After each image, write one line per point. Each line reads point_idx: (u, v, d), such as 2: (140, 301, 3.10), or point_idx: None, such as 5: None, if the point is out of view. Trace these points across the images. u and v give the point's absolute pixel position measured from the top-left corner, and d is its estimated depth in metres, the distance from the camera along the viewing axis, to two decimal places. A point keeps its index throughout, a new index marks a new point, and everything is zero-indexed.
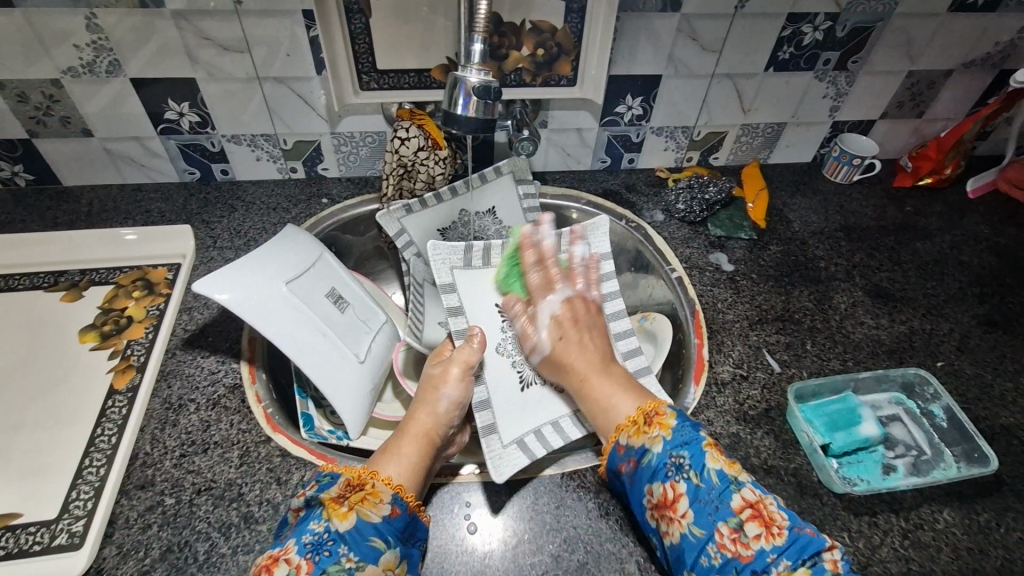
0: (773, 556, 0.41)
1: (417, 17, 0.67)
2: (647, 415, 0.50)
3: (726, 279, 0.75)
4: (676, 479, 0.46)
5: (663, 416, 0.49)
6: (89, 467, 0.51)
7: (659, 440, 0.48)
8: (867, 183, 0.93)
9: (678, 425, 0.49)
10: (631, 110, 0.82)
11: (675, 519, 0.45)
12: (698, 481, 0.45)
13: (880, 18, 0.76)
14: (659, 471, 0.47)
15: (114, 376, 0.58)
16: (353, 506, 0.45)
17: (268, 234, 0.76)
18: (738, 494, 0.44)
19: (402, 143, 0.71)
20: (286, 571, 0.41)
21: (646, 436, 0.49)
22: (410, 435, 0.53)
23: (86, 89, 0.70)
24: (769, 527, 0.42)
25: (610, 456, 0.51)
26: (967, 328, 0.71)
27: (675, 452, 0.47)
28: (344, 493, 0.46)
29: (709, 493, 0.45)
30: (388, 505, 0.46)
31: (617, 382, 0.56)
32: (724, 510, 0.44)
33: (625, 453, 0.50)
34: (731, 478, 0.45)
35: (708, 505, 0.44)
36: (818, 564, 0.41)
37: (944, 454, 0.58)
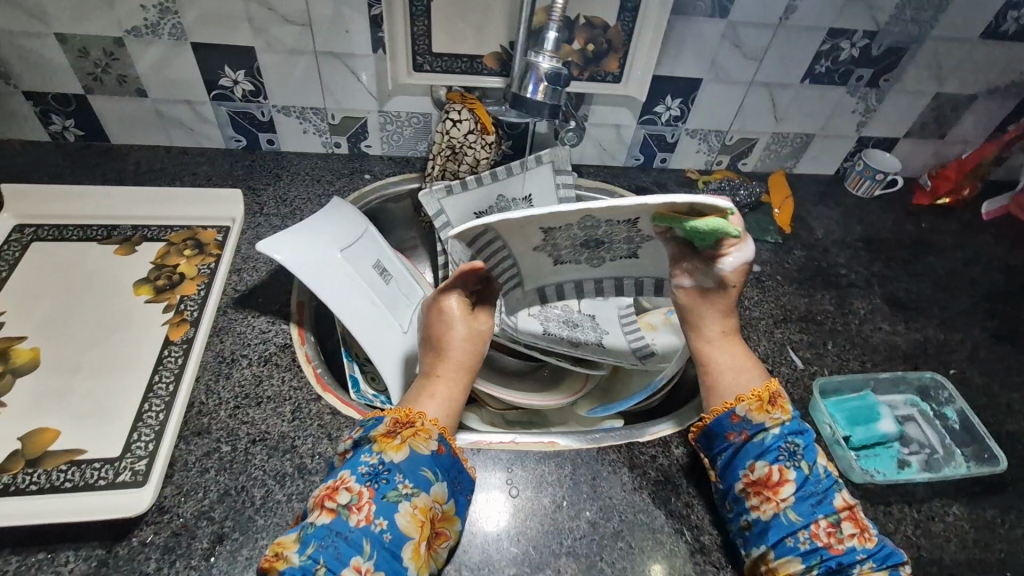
0: (861, 555, 0.47)
1: (477, 4, 0.69)
2: (771, 396, 0.54)
3: (753, 279, 0.78)
4: (788, 465, 0.50)
5: (784, 402, 0.54)
6: (149, 411, 0.53)
7: (780, 424, 0.52)
8: (886, 198, 0.96)
9: (794, 417, 0.54)
10: (670, 111, 0.85)
11: (774, 499, 0.49)
12: (809, 471, 0.50)
13: (915, 40, 0.80)
14: (771, 451, 0.51)
15: (169, 329, 0.60)
16: (405, 439, 0.49)
17: (313, 205, 0.78)
18: (839, 494, 0.50)
19: (453, 125, 0.73)
20: (347, 498, 0.45)
21: (768, 415, 0.53)
22: (445, 376, 0.56)
23: (146, 50, 0.71)
24: (862, 530, 0.48)
25: (719, 420, 0.54)
26: (977, 340, 0.75)
27: (792, 440, 0.52)
28: (394, 429, 0.49)
29: (817, 485, 0.50)
30: (435, 442, 0.50)
31: (742, 355, 0.58)
32: (826, 505, 0.49)
33: (738, 424, 0.53)
34: (832, 479, 0.51)
35: (813, 496, 0.49)
36: (895, 573, 0.47)
37: (955, 454, 0.62)
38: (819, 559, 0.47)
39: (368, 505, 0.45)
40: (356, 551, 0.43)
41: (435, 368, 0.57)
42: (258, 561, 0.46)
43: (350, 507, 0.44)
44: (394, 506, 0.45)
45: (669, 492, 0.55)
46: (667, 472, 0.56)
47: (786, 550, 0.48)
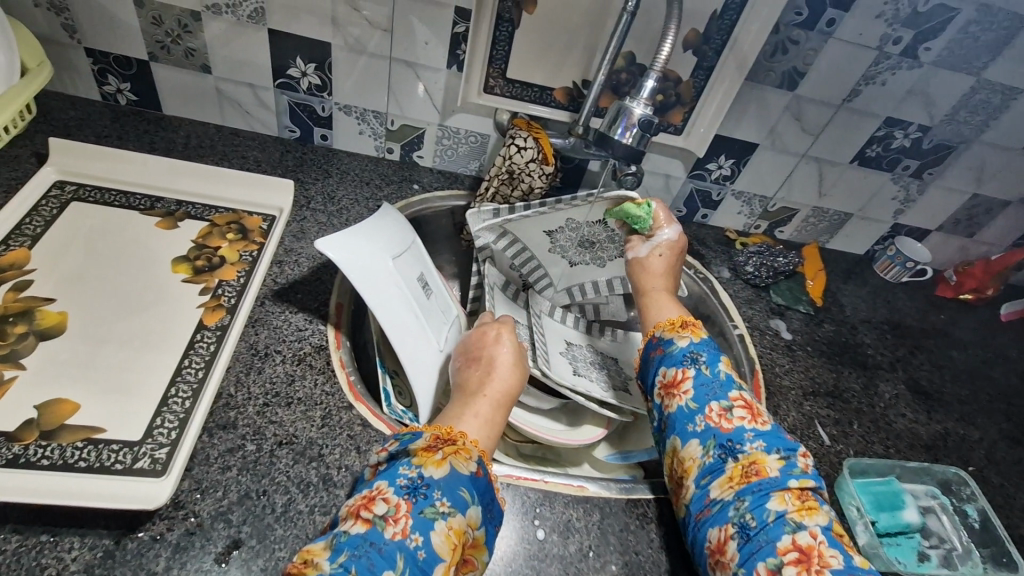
0: (750, 433, 0.49)
1: (560, 39, 0.70)
2: (684, 321, 0.61)
3: (784, 346, 0.78)
4: (688, 367, 0.55)
5: (697, 327, 0.60)
6: (175, 396, 0.50)
7: (688, 339, 0.58)
8: (912, 286, 0.98)
9: (706, 338, 0.59)
10: (720, 170, 0.86)
11: (677, 394, 0.54)
12: (707, 371, 0.54)
13: (964, 140, 0.82)
14: (678, 360, 0.57)
15: (204, 313, 0.57)
16: (447, 456, 0.47)
17: (359, 206, 0.76)
18: (737, 390, 0.53)
19: (517, 151, 0.74)
20: (384, 509, 0.43)
21: (679, 333, 0.60)
22: (490, 397, 0.55)
23: (221, 28, 0.71)
24: (756, 416, 0.50)
25: (646, 347, 0.62)
26: (995, 440, 0.76)
27: (696, 351, 0.57)
28: (435, 444, 0.48)
29: (713, 382, 0.53)
30: (475, 464, 0.48)
31: (675, 302, 0.68)
32: (721, 394, 0.52)
33: (657, 343, 0.61)
34: (735, 380, 0.54)
35: (708, 388, 0.53)
36: (790, 458, 0.47)
37: (974, 554, 0.61)
38: (713, 440, 0.50)
39: (405, 519, 0.42)
40: (389, 564, 0.40)
41: (480, 387, 0.56)
42: (273, 573, 0.44)
43: (386, 519, 0.42)
44: (430, 524, 0.43)
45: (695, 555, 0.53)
46: None
47: (687, 437, 0.52)
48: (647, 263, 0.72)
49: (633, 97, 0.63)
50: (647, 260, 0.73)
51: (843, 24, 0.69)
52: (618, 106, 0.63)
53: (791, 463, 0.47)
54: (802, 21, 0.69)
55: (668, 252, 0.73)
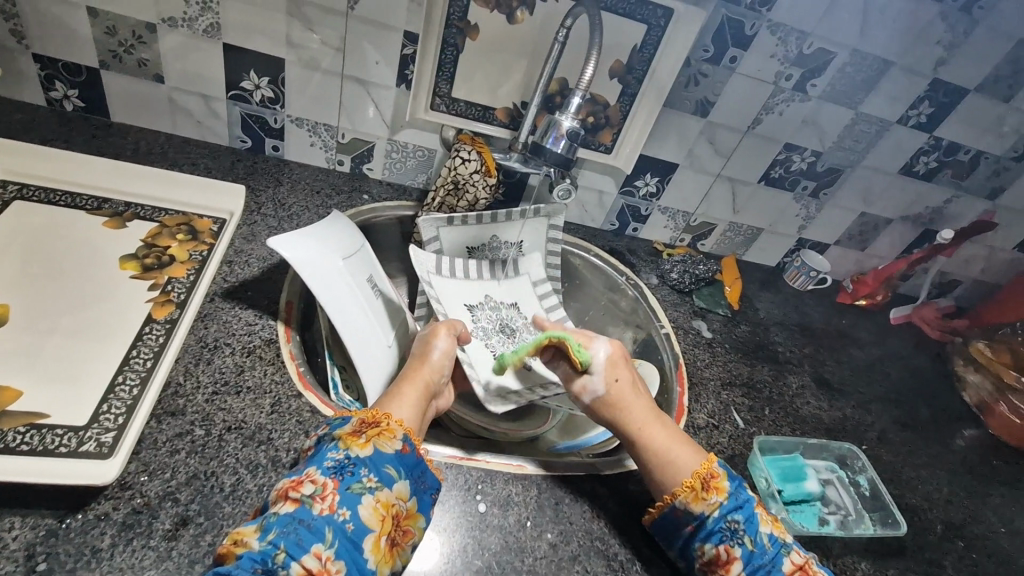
0: None
1: (500, 64, 0.78)
2: (703, 479, 0.55)
3: (705, 344, 0.86)
4: (732, 544, 0.52)
5: (718, 480, 0.55)
6: (122, 384, 0.52)
7: (716, 505, 0.54)
8: (817, 294, 1.10)
9: (732, 490, 0.55)
10: (647, 187, 0.95)
11: None
12: (752, 546, 0.52)
13: (850, 165, 0.95)
14: (715, 534, 0.53)
15: (153, 307, 0.59)
16: (371, 438, 0.50)
17: (310, 212, 0.80)
18: (788, 557, 0.52)
19: (461, 163, 0.79)
20: (311, 489, 0.45)
21: (705, 501, 0.54)
22: (412, 381, 0.59)
23: (176, 39, 0.74)
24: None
25: (663, 514, 0.55)
26: (885, 423, 0.86)
27: (732, 517, 0.53)
28: (360, 429, 0.50)
29: (763, 556, 0.52)
30: (400, 441, 0.51)
31: (672, 434, 0.60)
32: (777, 572, 0.51)
33: (680, 516, 0.54)
34: (779, 543, 0.53)
35: (762, 567, 0.51)
36: None
37: (864, 518, 0.69)
38: None
39: (332, 496, 0.45)
40: (317, 538, 0.43)
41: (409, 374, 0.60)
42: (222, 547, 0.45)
43: (313, 498, 0.45)
44: (357, 498, 0.46)
45: (623, 523, 0.58)
46: (625, 507, 0.60)
47: None
48: (621, 374, 0.65)
49: (562, 112, 0.72)
50: (614, 368, 0.65)
51: (743, 61, 0.80)
52: (549, 120, 0.71)
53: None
54: (710, 57, 0.79)
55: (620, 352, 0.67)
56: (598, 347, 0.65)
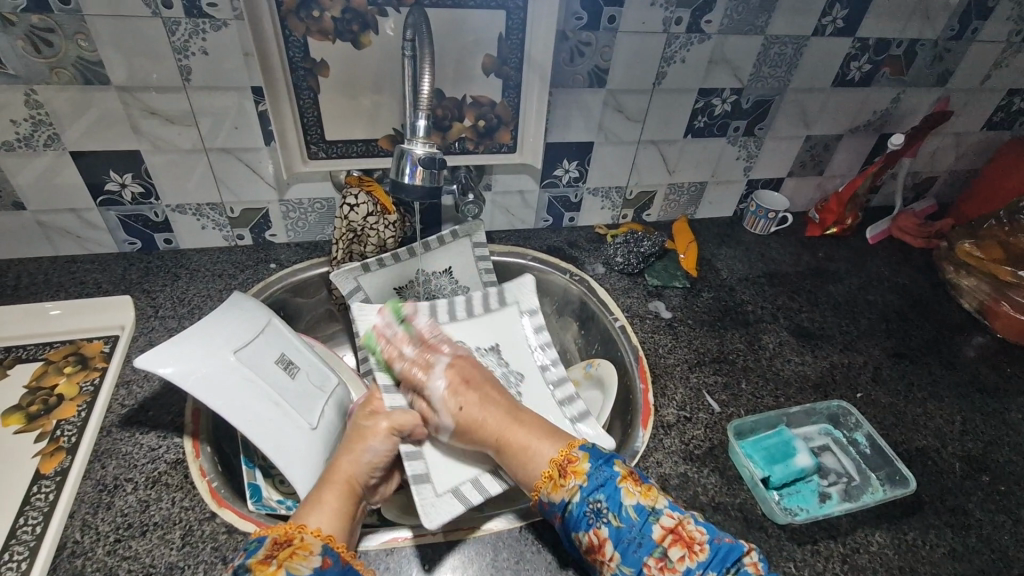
0: (699, 573, 0.46)
1: (365, 93, 0.72)
2: (561, 466, 0.53)
3: (665, 326, 0.80)
4: (598, 526, 0.49)
5: (576, 463, 0.52)
6: (9, 562, 0.48)
7: (574, 491, 0.51)
8: (783, 234, 1.02)
9: (592, 470, 0.51)
10: (569, 173, 0.89)
11: (606, 561, 0.48)
12: (618, 522, 0.49)
13: (778, 92, 0.87)
14: (582, 520, 0.50)
15: (41, 461, 0.55)
16: (282, 563, 0.43)
17: (213, 302, 0.75)
18: (656, 524, 0.48)
19: (351, 210, 0.74)
20: None
21: (563, 488, 0.51)
22: (332, 483, 0.53)
23: (19, 162, 0.69)
24: (691, 547, 0.47)
25: (538, 508, 0.53)
26: (879, 360, 0.78)
27: (593, 498, 0.50)
28: (271, 554, 0.44)
29: (631, 531, 0.48)
30: (319, 557, 0.45)
31: (534, 429, 0.57)
32: (647, 543, 0.48)
33: (548, 508, 0.52)
34: (648, 509, 0.49)
35: (632, 543, 0.48)
36: (740, 568, 0.47)
37: (871, 479, 0.63)
38: None
39: None
40: None
41: (334, 470, 0.54)
42: None
43: None
44: None
45: None
46: None
47: None
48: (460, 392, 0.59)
49: (410, 139, 0.62)
50: (458, 394, 0.58)
51: (623, 18, 0.73)
52: (400, 151, 0.61)
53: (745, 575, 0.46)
54: (585, 24, 0.72)
55: (461, 361, 0.62)
56: (437, 386, 0.59)
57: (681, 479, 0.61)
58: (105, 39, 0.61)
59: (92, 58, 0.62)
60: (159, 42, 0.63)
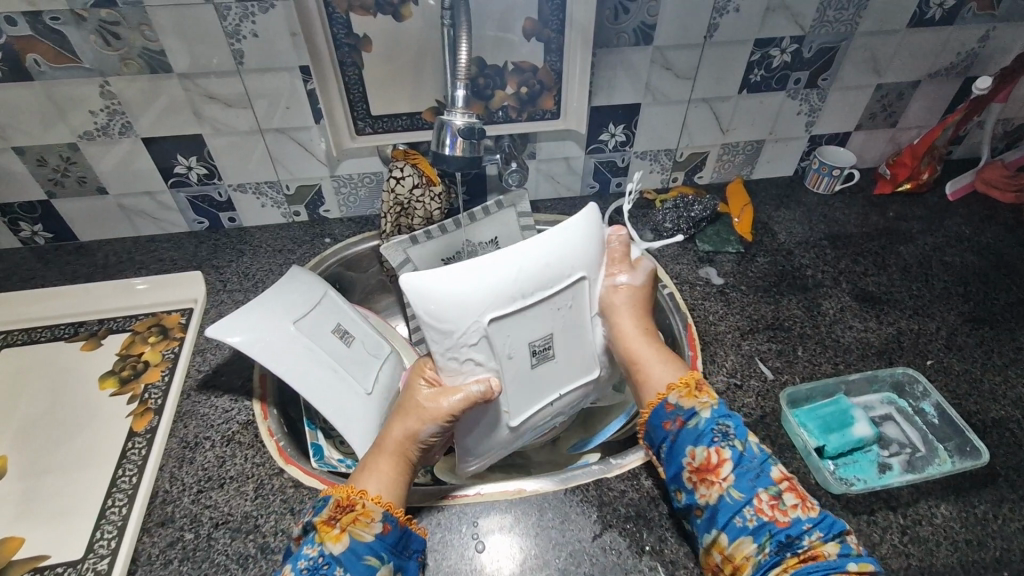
0: (809, 525, 0.44)
1: (407, 65, 0.72)
2: (696, 383, 0.54)
3: (716, 292, 0.77)
4: (721, 445, 0.49)
5: (710, 389, 0.53)
6: (112, 507, 0.55)
7: (705, 407, 0.51)
8: (849, 192, 0.96)
9: (722, 401, 0.53)
10: (615, 137, 0.86)
11: (716, 482, 0.48)
12: (742, 448, 0.49)
13: (844, 38, 0.80)
14: (705, 435, 0.50)
15: (133, 420, 0.62)
16: (346, 528, 0.47)
17: (274, 275, 0.80)
18: (776, 466, 0.48)
19: (397, 182, 0.76)
20: None
21: (696, 399, 0.52)
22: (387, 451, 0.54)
23: (101, 150, 0.75)
24: (805, 500, 0.46)
25: (655, 411, 0.53)
26: (953, 326, 0.73)
27: (722, 421, 0.50)
28: (335, 515, 0.47)
29: (752, 461, 0.48)
30: (379, 523, 0.48)
31: (660, 350, 0.58)
32: (765, 478, 0.47)
33: (672, 411, 0.52)
34: (769, 454, 0.49)
35: (750, 471, 0.47)
36: (844, 541, 0.44)
37: (938, 450, 0.60)
38: (768, 536, 0.44)
39: None
40: None
41: (384, 439, 0.54)
42: None
43: None
44: None
45: (639, 527, 0.54)
46: (638, 507, 0.55)
47: (736, 532, 0.45)
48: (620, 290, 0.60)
49: (450, 109, 0.62)
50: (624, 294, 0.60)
51: None
52: (438, 121, 0.62)
53: (848, 547, 0.44)
54: None
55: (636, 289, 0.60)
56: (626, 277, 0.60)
57: None
58: (165, 28, 0.65)
59: (155, 47, 0.66)
60: (212, 27, 0.66)
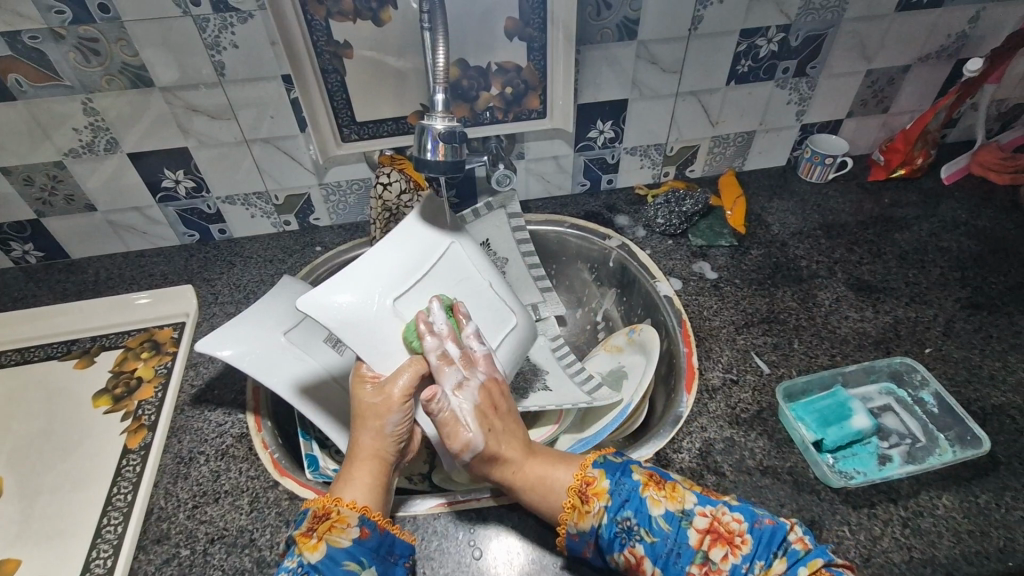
0: (747, 564, 0.45)
1: (390, 70, 0.72)
2: (581, 491, 0.50)
3: (710, 287, 0.77)
4: (632, 544, 0.48)
5: (596, 484, 0.50)
6: (107, 525, 0.54)
7: (597, 519, 0.49)
8: (842, 180, 0.95)
9: (612, 488, 0.50)
10: (603, 134, 0.85)
11: None
12: (652, 537, 0.47)
13: (831, 25, 0.79)
14: (614, 542, 0.48)
15: (127, 437, 0.62)
16: (322, 536, 0.47)
17: (266, 286, 0.80)
18: (691, 528, 0.47)
19: (385, 188, 0.75)
20: None
21: (590, 515, 0.49)
22: (361, 457, 0.53)
23: (88, 168, 0.74)
24: (732, 542, 0.46)
25: (568, 544, 0.50)
26: (952, 312, 0.72)
27: (622, 516, 0.48)
28: (312, 526, 0.48)
29: (667, 543, 0.47)
30: (357, 528, 0.48)
31: (551, 457, 0.54)
32: (687, 551, 0.46)
33: (580, 540, 0.49)
34: (679, 513, 0.48)
35: (671, 555, 0.47)
36: (788, 549, 0.45)
37: (938, 440, 0.60)
38: None
39: None
40: None
41: (356, 445, 0.53)
42: None
43: None
44: None
45: None
46: None
47: None
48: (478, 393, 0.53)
49: (431, 114, 0.62)
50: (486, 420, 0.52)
51: None
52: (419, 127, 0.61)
53: (794, 554, 0.44)
54: None
55: (497, 385, 0.55)
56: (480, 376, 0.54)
57: (727, 444, 0.59)
58: (145, 43, 0.65)
59: (136, 62, 0.66)
60: (192, 40, 0.65)
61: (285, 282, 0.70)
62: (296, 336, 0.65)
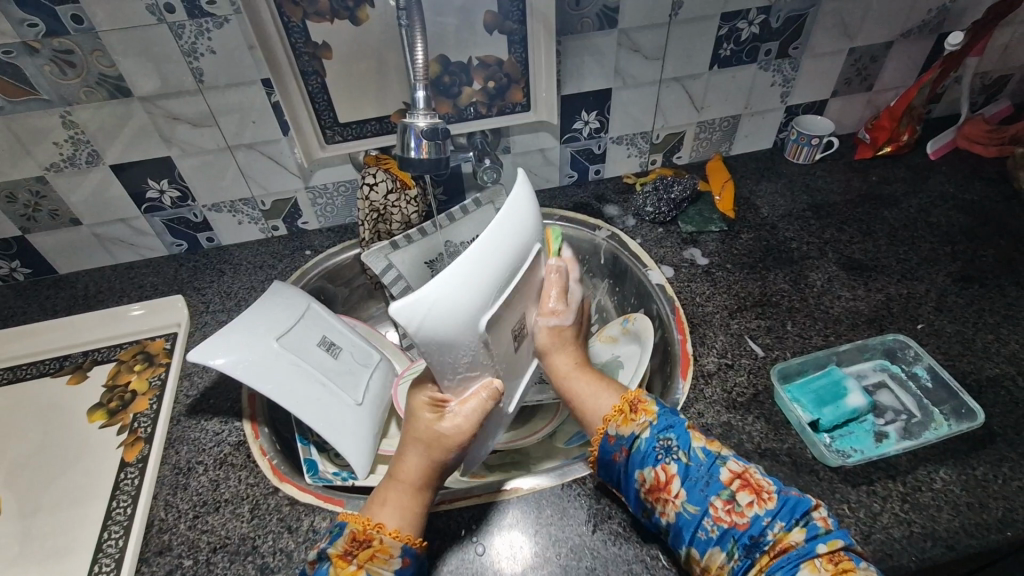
0: (768, 518, 0.43)
1: (371, 70, 0.71)
2: (631, 403, 0.52)
3: (702, 273, 0.77)
4: (666, 462, 0.48)
5: (646, 403, 0.52)
6: (109, 540, 0.54)
7: (642, 425, 0.50)
8: (829, 160, 0.95)
9: (661, 411, 0.51)
10: (589, 125, 0.85)
11: (669, 499, 0.47)
12: (687, 460, 0.47)
13: (812, 4, 0.79)
14: (649, 455, 0.49)
15: (124, 450, 0.62)
16: (363, 565, 0.45)
17: (257, 292, 0.79)
18: (724, 466, 0.47)
19: (371, 188, 0.75)
20: None
21: (633, 423, 0.50)
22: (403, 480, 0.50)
23: (70, 182, 0.74)
24: (760, 493, 0.45)
25: (602, 446, 0.52)
26: (943, 287, 0.72)
27: (664, 435, 0.49)
28: (351, 550, 0.46)
29: (699, 470, 0.47)
30: (398, 558, 0.46)
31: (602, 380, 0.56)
32: (715, 484, 0.46)
33: (615, 443, 0.51)
34: (717, 454, 0.48)
35: (699, 482, 0.46)
36: (810, 521, 0.43)
37: (934, 414, 0.60)
38: (733, 540, 0.43)
39: None
40: None
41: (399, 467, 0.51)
42: None
43: None
44: None
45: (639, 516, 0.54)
46: None
47: (703, 546, 0.44)
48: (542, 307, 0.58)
49: (412, 113, 0.61)
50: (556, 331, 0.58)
51: None
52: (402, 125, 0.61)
53: (814, 527, 0.42)
54: None
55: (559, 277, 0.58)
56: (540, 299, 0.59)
57: (724, 428, 0.59)
58: (121, 52, 0.64)
59: (113, 72, 0.65)
60: (168, 47, 0.64)
61: (275, 287, 0.70)
62: (289, 341, 0.65)
